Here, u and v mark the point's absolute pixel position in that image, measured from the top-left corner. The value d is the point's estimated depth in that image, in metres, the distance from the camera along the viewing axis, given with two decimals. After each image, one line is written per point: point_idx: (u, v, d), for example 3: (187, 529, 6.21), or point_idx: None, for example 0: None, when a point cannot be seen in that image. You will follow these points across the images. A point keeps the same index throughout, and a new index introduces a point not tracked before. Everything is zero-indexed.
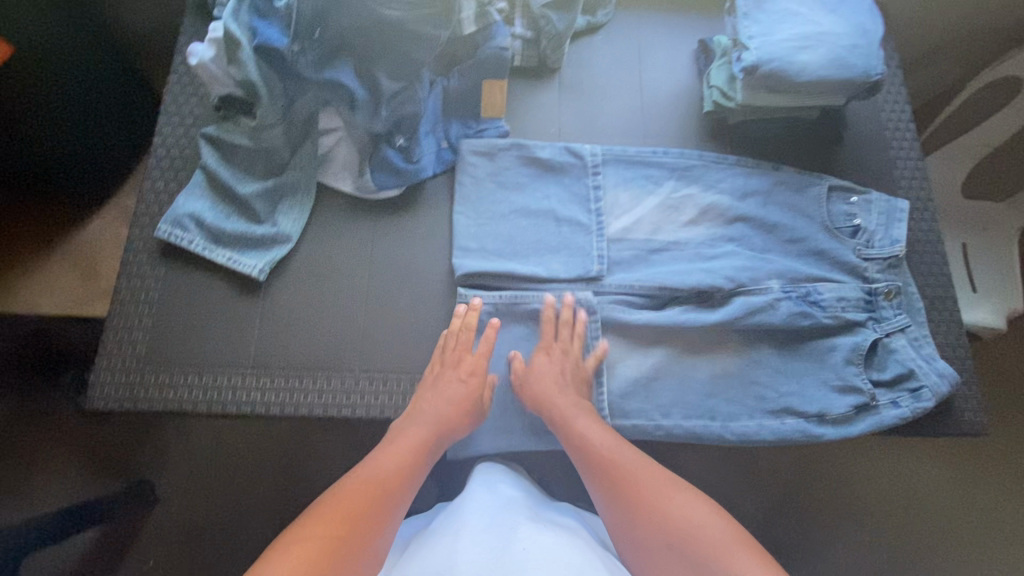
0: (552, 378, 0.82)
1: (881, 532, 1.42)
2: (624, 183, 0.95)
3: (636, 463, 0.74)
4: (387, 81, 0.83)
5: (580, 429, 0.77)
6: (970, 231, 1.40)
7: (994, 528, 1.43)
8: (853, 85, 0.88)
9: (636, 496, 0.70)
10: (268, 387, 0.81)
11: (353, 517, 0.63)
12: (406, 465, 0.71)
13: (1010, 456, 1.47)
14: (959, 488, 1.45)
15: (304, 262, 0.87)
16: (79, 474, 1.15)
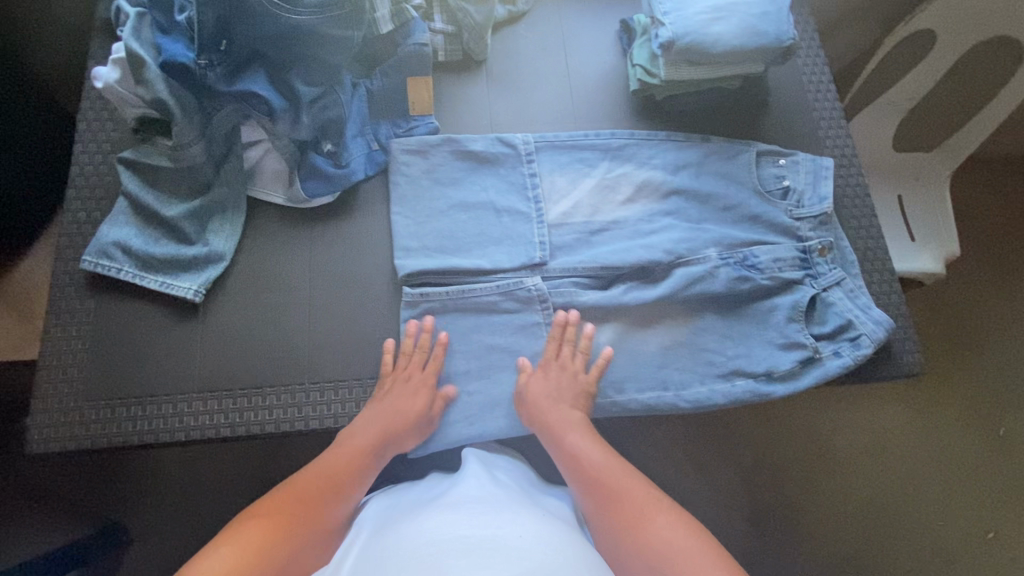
0: (549, 395, 0.81)
1: (853, 482, 1.46)
2: (559, 168, 0.95)
3: (625, 480, 0.73)
4: (304, 86, 0.80)
5: (571, 445, 0.77)
6: (903, 183, 1.46)
7: (957, 465, 1.49)
8: (768, 51, 0.90)
9: (619, 517, 0.70)
10: (215, 410, 0.80)
11: (286, 525, 0.66)
12: (350, 469, 0.74)
13: (964, 395, 1.54)
14: (920, 431, 1.51)
15: (242, 279, 0.85)
16: (47, 526, 1.14)
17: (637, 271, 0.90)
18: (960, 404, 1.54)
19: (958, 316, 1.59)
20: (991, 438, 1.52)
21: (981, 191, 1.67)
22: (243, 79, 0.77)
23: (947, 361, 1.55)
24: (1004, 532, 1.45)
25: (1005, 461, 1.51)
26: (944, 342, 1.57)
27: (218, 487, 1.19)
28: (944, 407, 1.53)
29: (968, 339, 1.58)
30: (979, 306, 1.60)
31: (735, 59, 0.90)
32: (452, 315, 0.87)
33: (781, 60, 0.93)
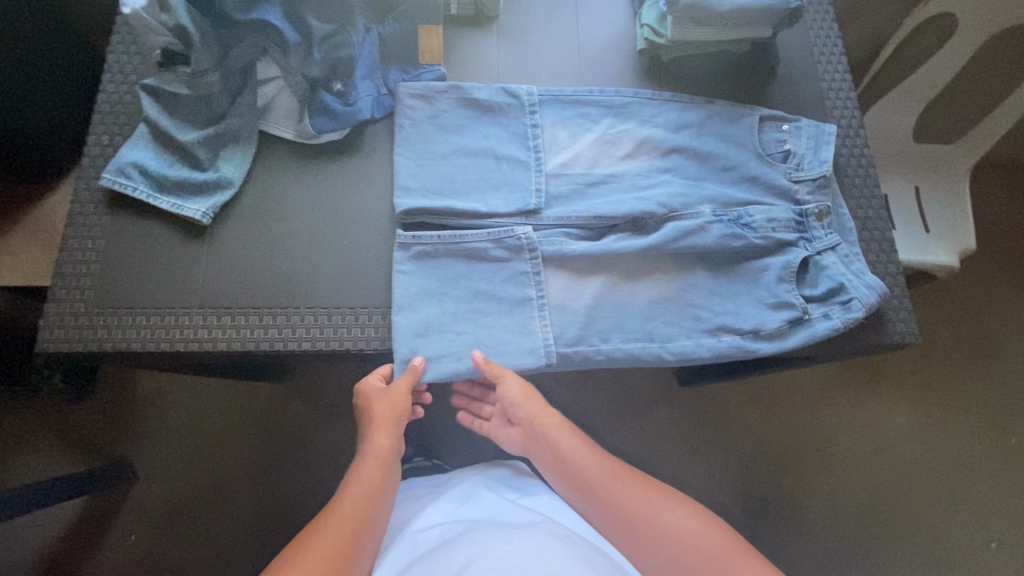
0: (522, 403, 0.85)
1: (853, 476, 1.43)
2: (562, 121, 0.97)
3: (623, 481, 0.79)
4: (317, 22, 0.85)
5: (564, 447, 0.82)
6: (921, 173, 1.42)
7: (965, 468, 1.44)
8: (775, 13, 0.91)
9: (630, 515, 0.76)
10: (214, 326, 0.83)
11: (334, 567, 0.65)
12: (366, 504, 0.74)
13: (976, 396, 1.49)
14: (929, 431, 1.46)
15: (246, 208, 0.89)
16: (60, 450, 1.21)
17: (630, 223, 0.91)
18: (967, 410, 1.48)
19: (969, 319, 1.54)
20: (998, 445, 1.46)
21: (1003, 189, 1.63)
22: (261, 8, 0.83)
23: (960, 359, 1.51)
24: (1007, 542, 1.40)
25: (1014, 470, 1.45)
26: (952, 345, 1.52)
27: (222, 423, 1.24)
28: (948, 411, 1.48)
29: (980, 342, 1.53)
30: (992, 308, 1.55)
31: (742, 19, 0.91)
32: (443, 257, 0.88)
33: (789, 23, 0.94)
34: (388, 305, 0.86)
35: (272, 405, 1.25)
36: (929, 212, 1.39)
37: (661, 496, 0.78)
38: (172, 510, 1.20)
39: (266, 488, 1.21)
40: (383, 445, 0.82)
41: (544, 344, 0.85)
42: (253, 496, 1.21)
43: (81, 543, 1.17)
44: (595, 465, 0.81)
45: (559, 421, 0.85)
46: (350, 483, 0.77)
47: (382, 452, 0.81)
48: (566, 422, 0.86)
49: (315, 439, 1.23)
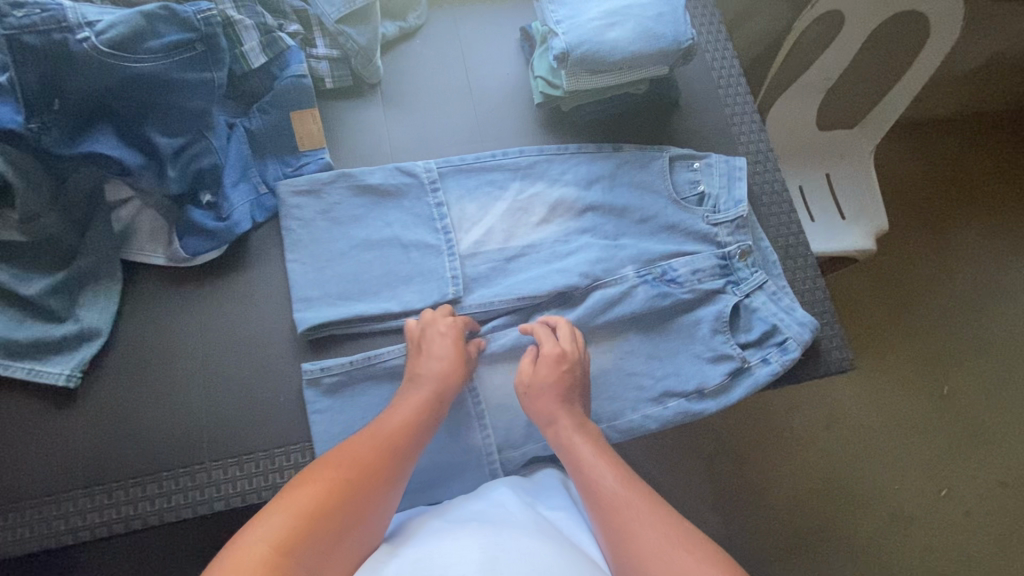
0: (552, 395, 0.75)
1: (813, 457, 1.42)
2: (468, 194, 0.90)
3: (647, 512, 0.63)
4: (164, 137, 0.72)
5: (589, 463, 0.69)
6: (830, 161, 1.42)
7: (919, 434, 1.44)
8: (668, 54, 0.86)
9: (637, 549, 0.59)
10: (106, 505, 0.72)
11: (339, 492, 0.59)
12: (402, 432, 0.68)
13: (917, 360, 1.49)
14: (878, 400, 1.46)
15: (121, 357, 0.77)
16: None
17: (557, 296, 0.86)
18: (912, 375, 1.48)
19: (892, 286, 1.52)
20: (939, 403, 1.46)
21: (923, 149, 1.58)
22: (89, 138, 0.69)
23: (896, 325, 1.51)
24: (957, 490, 1.41)
25: (962, 430, 1.45)
26: (880, 311, 1.51)
27: None
28: (884, 381, 1.47)
29: (913, 306, 1.52)
30: (908, 267, 1.53)
31: (638, 64, 0.86)
32: (362, 385, 0.79)
33: (684, 60, 0.90)
34: (307, 440, 0.77)
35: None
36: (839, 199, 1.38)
37: (687, 537, 0.60)
38: None
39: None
40: (435, 377, 0.74)
41: (488, 453, 0.80)
42: None
43: None
44: (618, 487, 0.66)
45: (593, 431, 0.74)
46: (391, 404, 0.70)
47: (433, 385, 0.73)
48: (600, 438, 0.73)
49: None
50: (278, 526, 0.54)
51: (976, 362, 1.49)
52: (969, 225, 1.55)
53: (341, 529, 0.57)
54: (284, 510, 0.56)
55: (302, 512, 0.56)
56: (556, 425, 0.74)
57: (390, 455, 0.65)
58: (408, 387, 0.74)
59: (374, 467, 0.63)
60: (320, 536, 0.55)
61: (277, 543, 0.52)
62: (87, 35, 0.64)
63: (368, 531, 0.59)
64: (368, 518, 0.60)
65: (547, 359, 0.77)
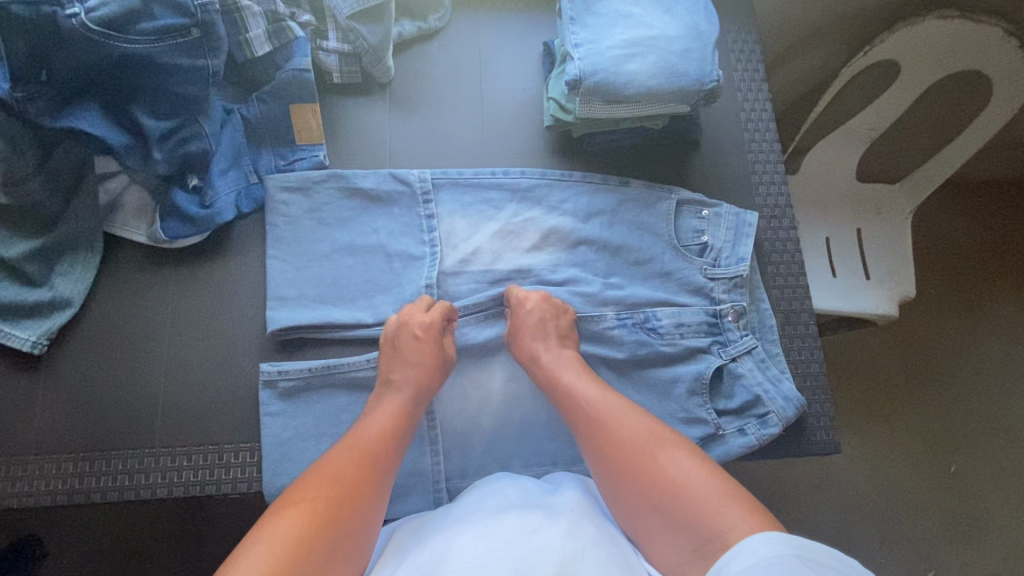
0: (531, 327, 0.77)
1: (799, 524, 1.25)
2: (461, 209, 0.87)
3: (630, 419, 0.67)
4: (152, 119, 0.72)
5: (571, 388, 0.72)
6: (863, 216, 1.22)
7: (918, 511, 1.28)
8: (689, 94, 0.81)
9: (621, 455, 0.63)
10: (53, 475, 0.73)
11: (327, 506, 0.57)
12: (382, 440, 0.66)
13: (923, 428, 1.33)
14: (877, 466, 1.30)
15: (90, 330, 0.77)
16: None
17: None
18: (917, 443, 1.32)
19: (908, 347, 1.39)
20: (941, 478, 1.30)
21: (961, 216, 1.45)
22: (72, 112, 0.68)
23: (907, 388, 1.36)
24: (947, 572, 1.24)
25: (964, 514, 1.28)
26: (890, 370, 1.37)
27: None
28: (881, 444, 1.32)
29: (926, 370, 1.37)
30: (931, 331, 1.40)
31: (656, 100, 0.81)
32: (321, 393, 0.78)
33: (706, 102, 0.84)
34: (256, 441, 0.76)
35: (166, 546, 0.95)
36: (871, 260, 1.19)
37: (662, 440, 0.64)
38: None
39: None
40: (411, 381, 0.73)
41: (436, 481, 0.78)
42: None
43: None
44: (601, 402, 0.69)
45: (571, 359, 0.76)
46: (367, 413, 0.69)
47: (409, 390, 0.72)
48: (579, 362, 0.76)
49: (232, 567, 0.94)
50: (265, 554, 0.51)
51: (988, 442, 1.33)
52: (1004, 298, 1.42)
53: (331, 550, 0.54)
54: (270, 538, 0.52)
55: (287, 540, 0.53)
56: (539, 360, 0.75)
57: (372, 468, 0.63)
58: (383, 394, 0.73)
59: (359, 485, 0.60)
60: (309, 562, 0.52)
61: (265, 575, 0.49)
62: (76, 11, 0.63)
63: (358, 555, 0.57)
64: (358, 533, 0.58)
65: (532, 297, 0.79)
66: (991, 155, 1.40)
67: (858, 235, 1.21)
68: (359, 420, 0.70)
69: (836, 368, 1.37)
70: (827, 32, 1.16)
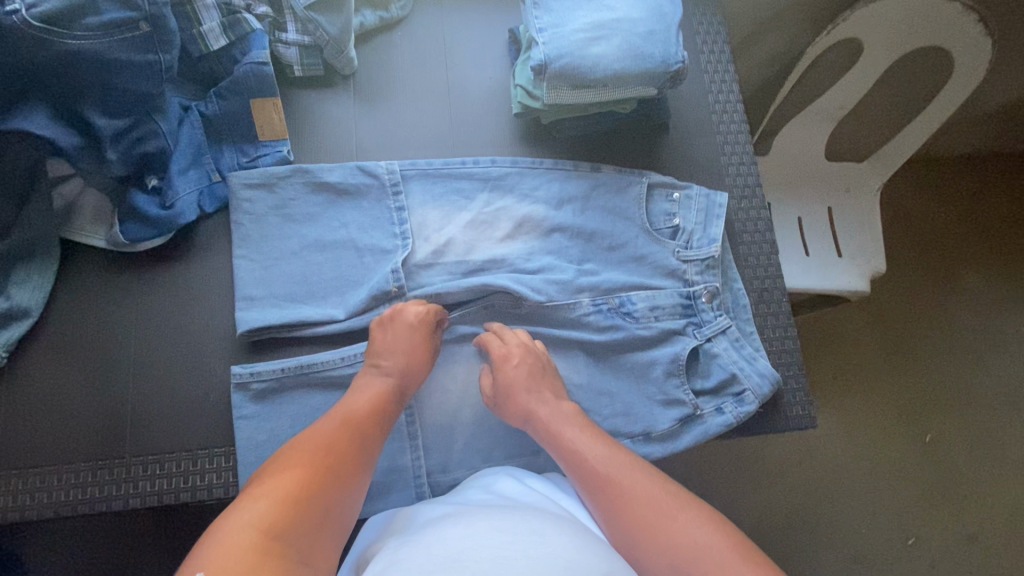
0: (525, 383, 0.75)
1: (781, 497, 1.28)
2: (432, 200, 0.86)
3: (638, 478, 0.65)
4: (103, 118, 0.69)
5: (573, 442, 0.70)
6: (833, 194, 1.24)
7: (895, 479, 1.31)
8: (655, 76, 0.81)
9: (635, 514, 0.62)
10: (19, 491, 0.70)
11: (320, 471, 0.57)
12: (369, 414, 0.67)
13: (898, 399, 1.37)
14: (854, 436, 1.34)
15: (51, 340, 0.75)
16: None
17: (511, 311, 0.84)
18: (895, 415, 1.35)
19: (883, 323, 1.41)
20: (918, 449, 1.33)
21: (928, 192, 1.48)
22: (18, 114, 0.66)
23: (882, 361, 1.39)
24: (924, 539, 1.28)
25: (940, 484, 1.31)
26: (868, 347, 1.40)
27: None
28: (857, 414, 1.35)
29: (900, 344, 1.40)
30: (904, 302, 1.43)
31: (622, 84, 0.81)
32: (295, 393, 0.76)
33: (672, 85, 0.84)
34: (232, 445, 0.75)
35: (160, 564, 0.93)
36: (841, 238, 1.20)
37: (674, 499, 0.63)
38: None
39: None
40: (399, 361, 0.72)
41: (417, 476, 0.77)
42: None
43: None
44: (607, 460, 0.67)
45: (569, 411, 0.74)
46: (354, 389, 0.69)
47: (397, 368, 0.72)
48: (576, 412, 0.74)
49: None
50: (264, 512, 0.51)
51: (964, 416, 1.37)
52: (975, 274, 1.45)
53: (323, 513, 0.54)
54: (264, 498, 0.52)
55: (285, 499, 0.53)
56: (535, 416, 0.73)
57: (361, 439, 0.63)
58: (370, 372, 0.72)
59: (350, 453, 0.61)
60: (306, 520, 0.52)
61: (259, 533, 0.48)
62: (16, 8, 0.60)
63: (350, 517, 0.57)
64: (349, 501, 0.58)
65: (513, 353, 0.77)
66: (955, 130, 1.43)
67: (828, 214, 1.23)
68: (346, 396, 0.70)
69: (812, 346, 1.39)
70: (792, 12, 1.16)
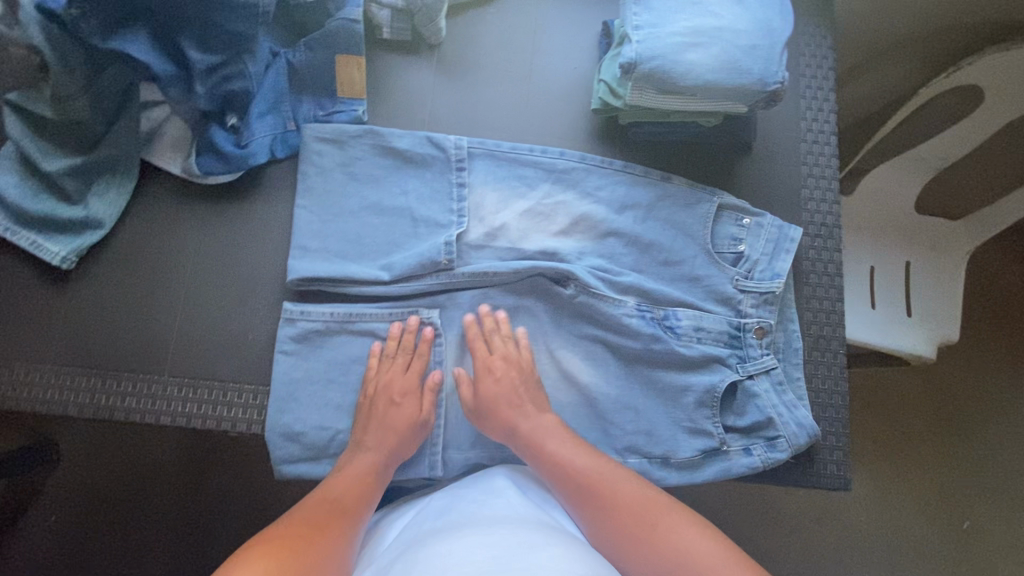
0: (504, 389, 0.75)
1: (795, 552, 1.21)
2: (494, 181, 0.85)
3: (623, 484, 0.67)
4: (198, 52, 0.72)
5: (552, 451, 0.70)
6: (915, 249, 1.13)
7: (920, 558, 1.23)
8: (750, 94, 0.76)
9: (620, 519, 0.64)
10: (65, 385, 0.75)
11: (296, 553, 0.56)
12: (348, 501, 0.66)
13: (941, 475, 1.27)
14: (885, 505, 1.25)
15: (116, 253, 0.79)
16: None
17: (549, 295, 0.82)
18: (934, 493, 1.26)
19: (942, 391, 1.31)
20: (952, 532, 1.24)
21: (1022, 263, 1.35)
22: (121, 36, 0.69)
23: (933, 433, 1.29)
24: None
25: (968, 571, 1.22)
26: (921, 412, 1.30)
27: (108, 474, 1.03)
28: (892, 480, 1.27)
29: (956, 416, 1.30)
30: (970, 374, 1.32)
31: (711, 96, 0.77)
32: (328, 347, 0.77)
33: (766, 105, 0.79)
34: (261, 384, 0.77)
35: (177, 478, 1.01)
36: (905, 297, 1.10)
37: (658, 502, 0.65)
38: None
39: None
40: (389, 423, 0.73)
41: (431, 451, 0.77)
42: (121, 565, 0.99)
43: None
44: (587, 464, 0.69)
45: (550, 422, 0.74)
46: (336, 474, 0.69)
47: (380, 444, 0.72)
48: (558, 424, 0.74)
49: (232, 506, 1.01)
50: None
51: (1013, 509, 1.25)
52: None
53: None
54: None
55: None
56: (516, 427, 0.73)
57: (337, 523, 0.62)
58: (356, 454, 0.72)
59: (323, 537, 0.59)
60: None
61: None
62: None
63: None
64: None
65: (498, 363, 0.76)
66: None
67: (906, 269, 1.12)
68: (326, 482, 0.69)
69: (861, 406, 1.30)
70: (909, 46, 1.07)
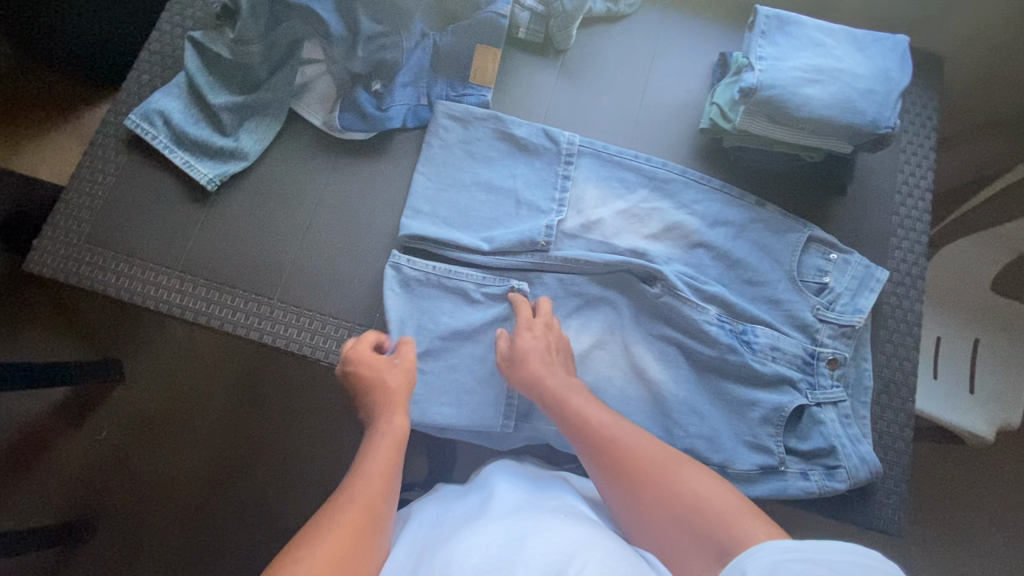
0: (539, 357, 0.76)
1: None
2: (596, 179, 0.90)
3: (639, 440, 0.67)
4: (367, 20, 0.86)
5: (573, 409, 0.71)
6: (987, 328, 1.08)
7: None
8: (859, 134, 0.80)
9: (635, 472, 0.63)
10: (187, 292, 0.83)
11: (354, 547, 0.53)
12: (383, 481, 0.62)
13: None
14: None
15: (250, 185, 0.87)
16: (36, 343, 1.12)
17: (633, 292, 0.87)
18: None
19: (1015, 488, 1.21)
20: None
21: None
22: None
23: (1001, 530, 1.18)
24: None
25: None
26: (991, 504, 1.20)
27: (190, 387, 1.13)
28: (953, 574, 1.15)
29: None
30: None
31: (820, 130, 0.81)
32: (423, 302, 0.83)
33: (871, 147, 0.83)
34: (357, 322, 0.84)
35: (235, 408, 1.12)
36: (981, 370, 1.06)
37: (673, 458, 0.65)
38: (107, 468, 1.10)
39: (234, 491, 1.09)
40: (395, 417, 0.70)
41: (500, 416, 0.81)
42: (192, 471, 1.10)
43: (15, 460, 1.10)
44: (608, 421, 0.69)
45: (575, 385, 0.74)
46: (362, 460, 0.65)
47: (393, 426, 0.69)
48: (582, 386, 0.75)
49: (286, 436, 1.11)
50: None
51: None
52: None
53: None
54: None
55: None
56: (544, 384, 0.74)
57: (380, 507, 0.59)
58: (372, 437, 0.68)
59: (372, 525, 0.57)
60: None
61: None
62: None
63: None
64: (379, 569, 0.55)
65: (537, 325, 0.79)
66: None
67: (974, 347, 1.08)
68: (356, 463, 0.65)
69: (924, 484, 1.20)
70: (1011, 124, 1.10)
